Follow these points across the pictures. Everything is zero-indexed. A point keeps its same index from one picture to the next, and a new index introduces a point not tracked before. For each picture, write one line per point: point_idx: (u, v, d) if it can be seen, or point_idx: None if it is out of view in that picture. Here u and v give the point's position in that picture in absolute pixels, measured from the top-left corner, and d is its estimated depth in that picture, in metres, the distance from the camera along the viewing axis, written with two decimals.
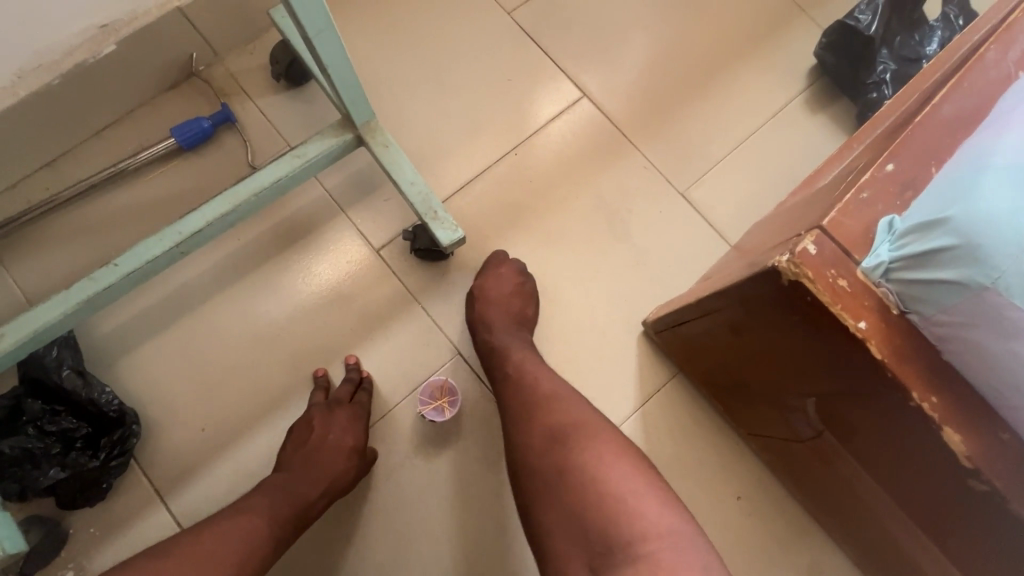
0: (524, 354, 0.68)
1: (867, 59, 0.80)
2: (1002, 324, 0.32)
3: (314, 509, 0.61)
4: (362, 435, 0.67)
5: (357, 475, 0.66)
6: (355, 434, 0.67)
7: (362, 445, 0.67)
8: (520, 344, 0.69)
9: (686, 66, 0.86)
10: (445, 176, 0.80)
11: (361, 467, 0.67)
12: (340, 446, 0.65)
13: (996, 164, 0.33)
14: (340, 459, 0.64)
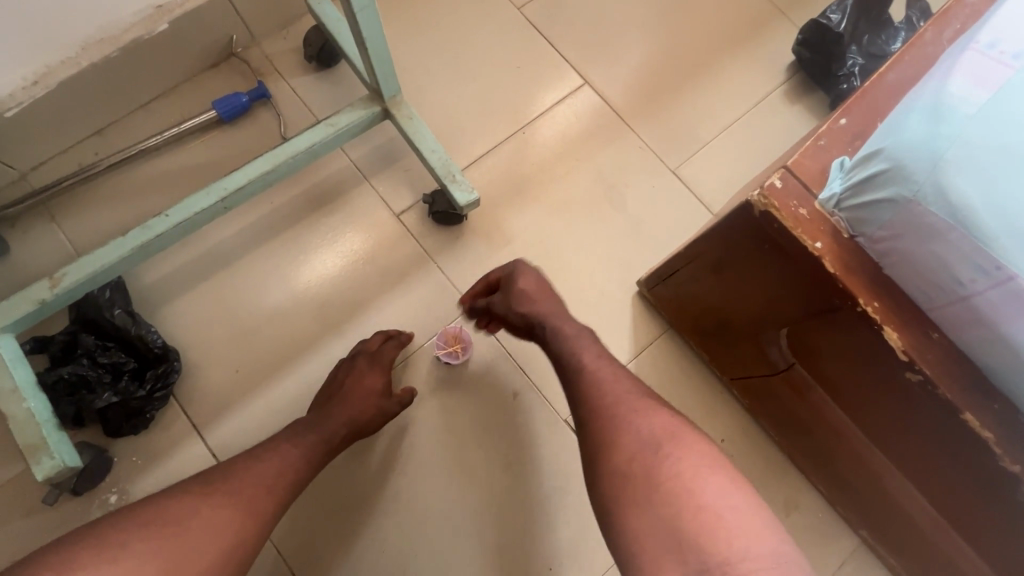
0: None
1: (839, 54, 0.90)
2: (924, 231, 0.40)
3: (338, 439, 0.66)
4: (386, 378, 0.73)
5: (387, 413, 0.72)
6: (382, 377, 0.72)
7: (387, 387, 0.72)
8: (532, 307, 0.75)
9: (678, 60, 0.96)
10: (459, 152, 0.88)
11: (388, 408, 0.72)
12: (367, 388, 0.71)
13: (919, 105, 0.41)
14: (365, 399, 0.70)
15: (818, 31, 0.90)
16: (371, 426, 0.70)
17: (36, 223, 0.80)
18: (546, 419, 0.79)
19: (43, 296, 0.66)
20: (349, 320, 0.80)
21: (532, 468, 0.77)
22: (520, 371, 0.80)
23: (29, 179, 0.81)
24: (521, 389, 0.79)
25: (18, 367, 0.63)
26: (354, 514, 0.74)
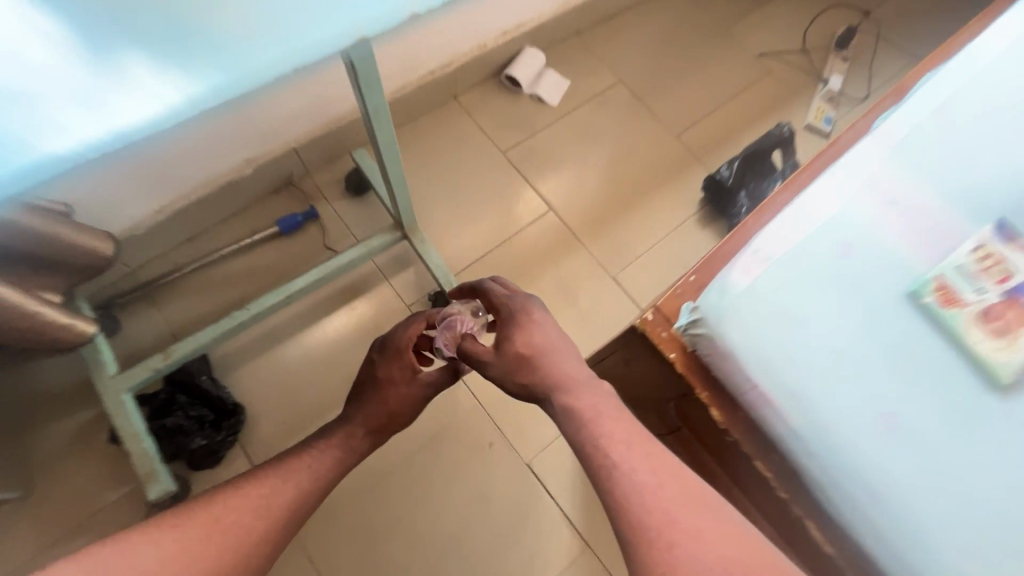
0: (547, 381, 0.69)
1: (729, 197, 1.25)
2: (720, 352, 0.72)
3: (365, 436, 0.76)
4: (404, 366, 0.78)
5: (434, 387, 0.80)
6: (400, 366, 0.78)
7: (407, 374, 0.78)
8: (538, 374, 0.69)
9: (620, 193, 1.30)
10: (455, 260, 1.19)
11: (415, 392, 0.78)
12: (386, 381, 0.78)
13: (718, 281, 0.74)
14: (405, 376, 0.78)
15: (714, 181, 1.26)
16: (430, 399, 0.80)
17: (140, 306, 1.08)
18: (513, 464, 1.06)
19: (157, 365, 0.93)
20: None
21: (501, 501, 1.03)
22: (494, 427, 1.08)
23: (136, 273, 1.09)
24: (495, 440, 1.07)
25: (138, 420, 0.90)
26: (366, 532, 1.00)
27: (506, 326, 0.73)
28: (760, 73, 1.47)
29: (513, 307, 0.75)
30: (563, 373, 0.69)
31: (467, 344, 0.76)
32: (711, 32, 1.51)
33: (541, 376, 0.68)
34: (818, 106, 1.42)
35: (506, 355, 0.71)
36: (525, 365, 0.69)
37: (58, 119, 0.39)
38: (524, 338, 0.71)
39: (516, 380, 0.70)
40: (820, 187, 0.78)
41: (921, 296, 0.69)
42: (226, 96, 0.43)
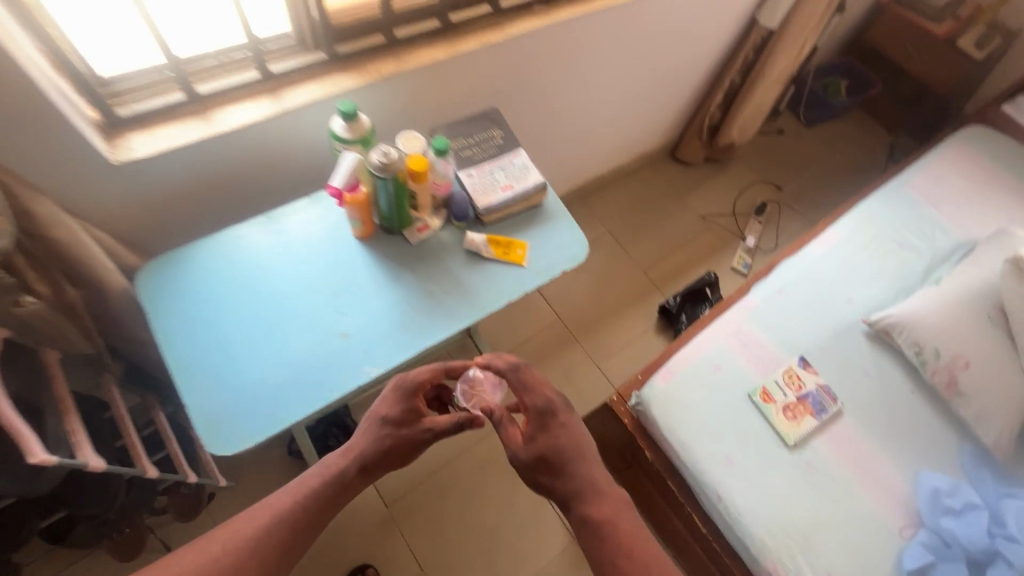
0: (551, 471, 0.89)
1: (673, 317, 1.92)
2: (649, 418, 1.36)
3: (349, 473, 0.85)
4: (395, 408, 0.90)
5: (434, 433, 0.91)
6: (391, 405, 0.91)
7: (394, 414, 0.90)
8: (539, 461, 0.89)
9: (606, 308, 1.97)
10: (495, 349, 1.83)
11: (400, 432, 0.89)
12: (376, 418, 0.90)
13: (651, 381, 1.39)
14: (410, 418, 0.90)
15: (664, 306, 1.94)
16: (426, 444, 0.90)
17: None
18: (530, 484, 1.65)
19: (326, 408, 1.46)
20: None
21: (522, 509, 1.62)
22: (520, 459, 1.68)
23: None
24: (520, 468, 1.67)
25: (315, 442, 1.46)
26: (436, 523, 1.57)
27: (535, 423, 0.91)
28: (702, 229, 2.19)
29: (541, 405, 0.92)
30: (576, 477, 0.88)
31: (503, 422, 0.94)
32: (671, 199, 2.24)
33: (562, 480, 0.88)
34: (740, 254, 2.12)
35: (535, 451, 0.90)
36: (545, 463, 0.89)
37: (413, 334, 0.95)
38: (551, 442, 0.90)
39: (534, 468, 0.89)
40: (705, 337, 1.45)
41: (752, 396, 1.36)
42: (472, 322, 0.98)
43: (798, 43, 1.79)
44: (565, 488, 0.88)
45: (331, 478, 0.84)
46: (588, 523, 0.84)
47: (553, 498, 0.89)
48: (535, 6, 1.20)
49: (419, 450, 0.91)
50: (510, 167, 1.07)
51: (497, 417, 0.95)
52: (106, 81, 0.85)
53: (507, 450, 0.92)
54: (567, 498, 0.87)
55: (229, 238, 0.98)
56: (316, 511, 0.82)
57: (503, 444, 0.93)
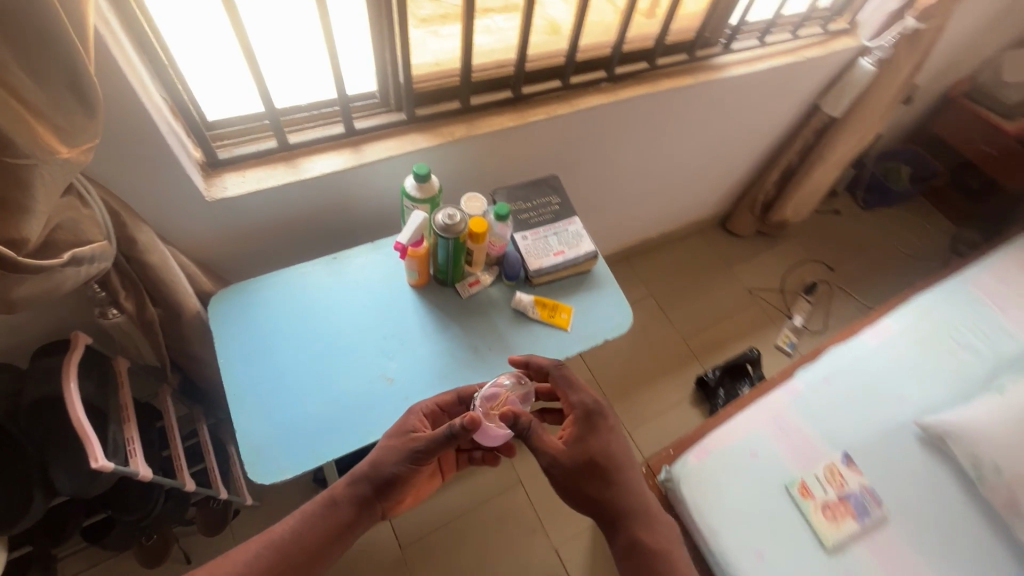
0: (597, 476, 0.91)
1: (712, 392, 1.87)
2: (678, 497, 1.33)
3: (347, 492, 0.88)
4: (401, 425, 0.90)
5: (424, 449, 0.85)
6: (399, 423, 0.90)
7: (398, 431, 0.89)
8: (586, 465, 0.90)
9: (641, 373, 1.95)
10: None
11: (395, 448, 0.87)
12: (385, 434, 0.91)
13: (684, 457, 1.36)
14: (398, 433, 0.90)
15: (703, 380, 1.89)
16: (415, 451, 0.85)
17: None
18: (545, 546, 1.60)
19: None
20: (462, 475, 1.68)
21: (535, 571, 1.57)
22: (538, 518, 1.64)
23: None
24: (537, 528, 1.63)
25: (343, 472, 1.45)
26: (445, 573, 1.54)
27: (581, 424, 0.93)
28: (747, 303, 2.16)
29: (587, 404, 0.93)
30: (624, 492, 0.91)
31: (534, 429, 0.90)
32: (717, 270, 2.23)
33: (611, 491, 0.91)
34: (785, 333, 2.07)
35: (582, 453, 0.91)
36: (589, 469, 0.90)
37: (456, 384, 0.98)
38: (598, 446, 0.91)
39: (579, 474, 0.90)
40: (743, 418, 1.41)
41: (790, 488, 1.30)
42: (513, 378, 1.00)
43: (862, 132, 1.80)
44: (612, 498, 0.91)
45: (323, 499, 0.89)
46: (638, 549, 0.90)
47: (597, 511, 0.92)
48: (603, 83, 1.26)
49: (407, 461, 0.86)
50: (564, 232, 1.11)
51: (523, 424, 0.90)
52: (212, 124, 0.94)
53: (546, 455, 0.91)
54: (614, 515, 0.91)
55: (293, 276, 1.04)
56: (306, 534, 0.85)
57: (539, 450, 0.91)
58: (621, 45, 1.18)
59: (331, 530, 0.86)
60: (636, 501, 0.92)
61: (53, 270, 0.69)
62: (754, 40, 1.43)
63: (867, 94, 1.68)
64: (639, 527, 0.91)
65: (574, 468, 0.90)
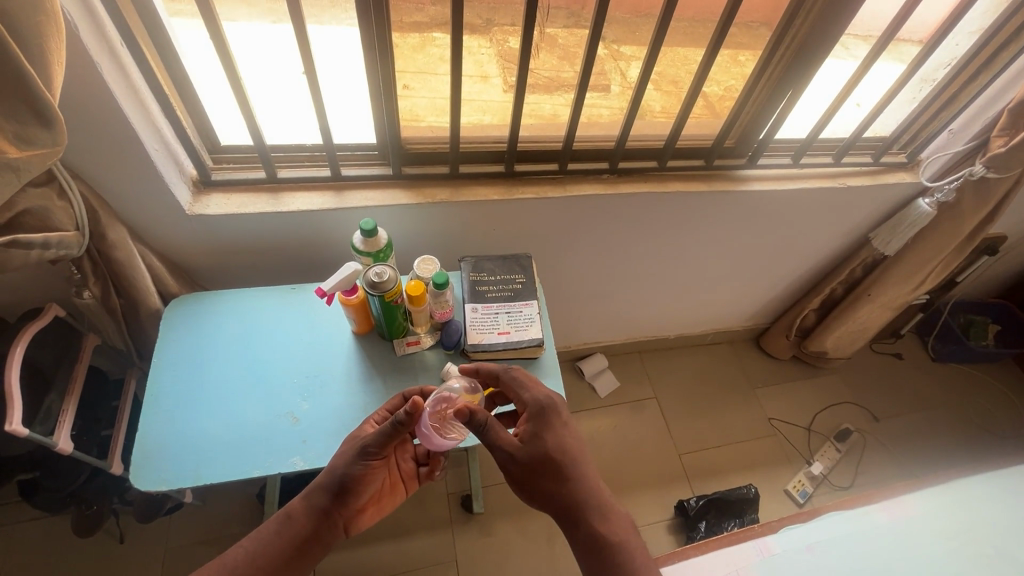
0: (555, 470, 0.84)
1: (690, 522, 1.66)
2: None
3: (307, 506, 0.84)
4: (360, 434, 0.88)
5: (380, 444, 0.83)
6: (359, 432, 0.89)
7: (356, 439, 0.87)
8: (540, 460, 0.84)
9: (621, 477, 1.77)
10: (489, 472, 1.69)
11: (354, 448, 0.84)
12: (343, 446, 0.88)
13: None
14: (352, 434, 0.89)
15: (682, 505, 1.69)
16: (365, 446, 0.83)
17: None
18: None
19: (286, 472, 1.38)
20: (396, 534, 1.56)
21: None
22: None
23: None
24: None
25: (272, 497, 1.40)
26: None
27: (535, 420, 0.87)
28: (765, 433, 1.93)
29: (539, 400, 0.88)
30: (581, 481, 0.85)
31: (489, 424, 0.82)
32: (741, 389, 2.02)
33: (567, 485, 0.84)
34: (799, 479, 1.82)
35: (534, 449, 0.84)
36: (546, 465, 0.84)
37: None
38: (553, 441, 0.85)
39: (536, 471, 0.84)
40: (694, 565, 1.22)
41: None
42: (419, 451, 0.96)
43: (918, 275, 1.60)
44: (568, 488, 0.84)
45: (279, 517, 0.85)
46: (601, 543, 0.83)
47: (556, 504, 0.84)
48: (605, 174, 1.26)
49: (357, 460, 0.84)
50: (517, 314, 1.08)
51: (478, 421, 0.82)
52: (219, 147, 1.04)
53: (501, 451, 0.84)
54: (573, 507, 0.84)
55: (250, 298, 1.10)
56: (260, 554, 0.81)
57: (494, 446, 0.84)
58: (623, 141, 1.17)
59: (289, 545, 0.82)
60: (591, 494, 0.85)
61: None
62: (786, 159, 1.36)
63: (923, 236, 1.51)
64: (600, 523, 0.84)
65: (529, 465, 0.83)
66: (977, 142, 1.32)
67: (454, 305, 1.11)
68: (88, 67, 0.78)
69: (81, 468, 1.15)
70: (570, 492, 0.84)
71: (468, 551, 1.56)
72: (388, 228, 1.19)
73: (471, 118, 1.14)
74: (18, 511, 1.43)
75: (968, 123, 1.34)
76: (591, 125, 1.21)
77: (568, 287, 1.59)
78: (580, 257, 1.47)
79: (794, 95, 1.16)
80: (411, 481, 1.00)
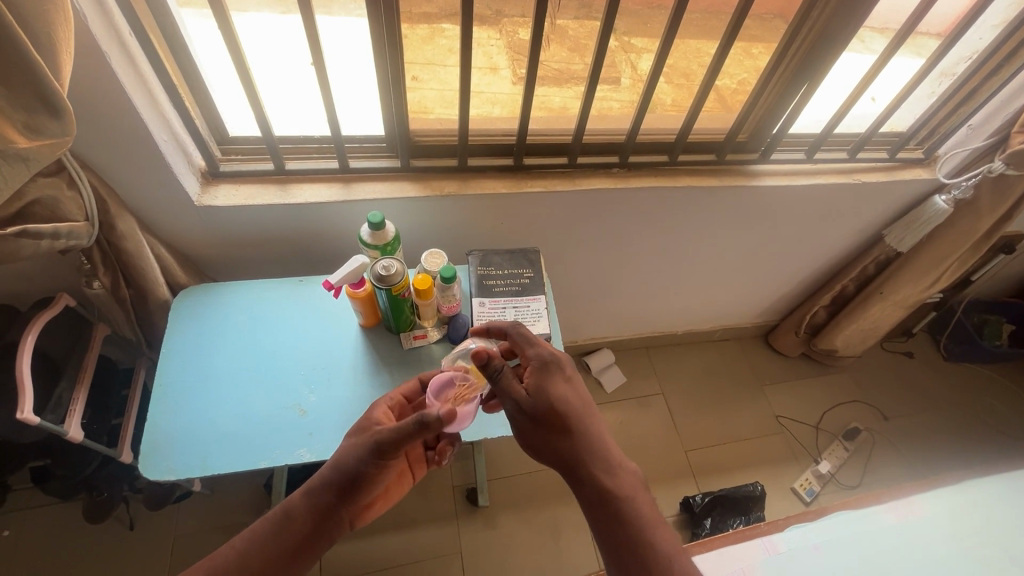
0: (561, 423, 0.83)
1: (696, 519, 1.66)
2: None
3: (311, 504, 0.83)
4: (370, 423, 0.86)
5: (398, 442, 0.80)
6: (368, 420, 0.87)
7: (365, 429, 0.85)
8: (546, 412, 0.83)
9: None
10: (495, 466, 1.69)
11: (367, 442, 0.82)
12: (350, 433, 0.86)
13: None
14: (365, 426, 0.86)
15: (686, 502, 1.69)
16: (379, 446, 0.80)
17: None
18: None
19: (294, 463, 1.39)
20: (402, 526, 1.57)
21: None
22: None
23: None
24: None
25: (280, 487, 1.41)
26: None
27: (539, 374, 0.85)
28: (772, 431, 1.92)
29: (543, 355, 0.86)
30: (586, 436, 0.84)
31: (504, 371, 0.84)
32: (749, 386, 2.00)
33: (572, 440, 0.83)
34: (806, 477, 1.80)
35: (540, 401, 0.83)
36: (552, 417, 0.83)
37: None
38: (559, 396, 0.84)
39: (542, 424, 0.83)
40: (698, 562, 1.22)
41: None
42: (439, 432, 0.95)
43: (932, 273, 1.58)
44: (574, 442, 0.83)
45: (278, 517, 0.83)
46: (607, 497, 0.82)
47: (562, 459, 0.83)
48: (615, 168, 1.25)
49: (370, 458, 0.81)
50: (524, 308, 1.07)
51: (495, 365, 0.84)
52: (228, 137, 1.04)
53: (510, 401, 0.83)
54: (578, 461, 0.83)
55: (258, 289, 1.10)
56: (257, 555, 0.79)
57: (503, 395, 0.84)
58: (633, 135, 1.16)
59: (290, 548, 0.81)
60: (597, 449, 0.84)
61: (10, 237, 0.81)
62: (800, 154, 1.33)
63: (938, 234, 1.49)
64: (607, 477, 0.83)
65: (535, 418, 0.83)
66: (997, 138, 1.29)
67: (461, 299, 1.11)
68: (97, 57, 0.78)
69: (90, 456, 1.16)
70: (578, 447, 0.83)
71: (473, 543, 1.56)
72: (396, 220, 1.18)
73: (480, 110, 1.13)
74: (32, 497, 1.45)
75: (987, 119, 1.30)
76: (601, 118, 1.19)
77: (576, 282, 1.58)
78: (588, 252, 1.46)
79: (808, 89, 1.14)
80: (418, 466, 0.99)
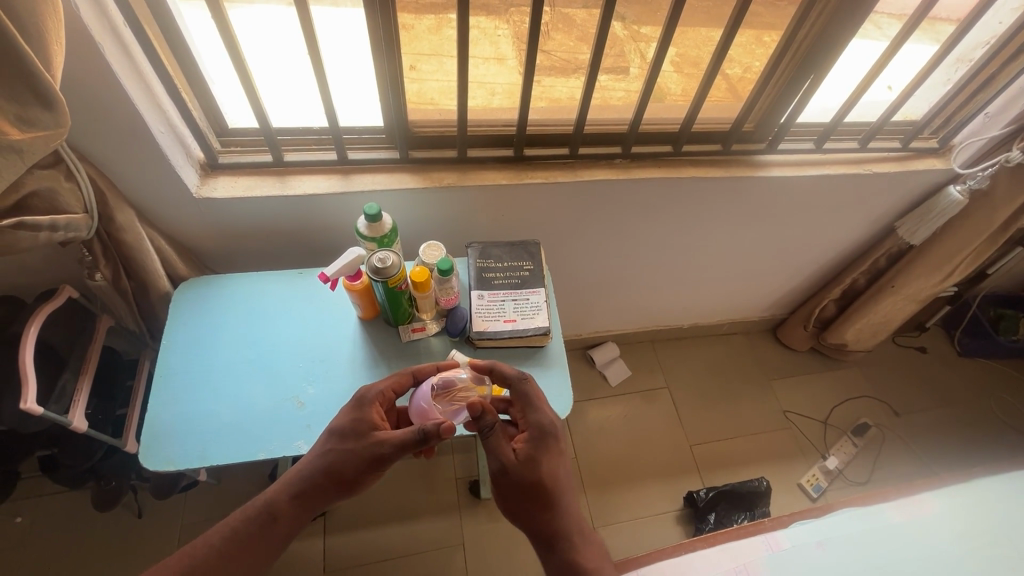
0: (542, 496, 0.84)
1: (699, 514, 1.65)
2: None
3: (296, 497, 0.83)
4: (362, 426, 0.84)
5: (393, 449, 0.82)
6: (358, 420, 0.85)
7: (357, 432, 0.84)
8: (530, 485, 0.83)
9: (630, 466, 1.76)
10: None
11: (366, 450, 0.82)
12: (335, 431, 0.84)
13: None
14: (361, 430, 0.84)
15: (690, 498, 1.68)
16: (382, 457, 0.82)
17: None
18: None
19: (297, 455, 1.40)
20: (404, 517, 1.57)
21: None
22: None
23: None
24: None
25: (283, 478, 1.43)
26: None
27: (533, 443, 0.85)
28: (778, 426, 1.89)
29: (542, 424, 0.86)
30: (563, 509, 0.86)
31: (495, 429, 0.83)
32: (756, 380, 1.98)
33: (550, 513, 0.85)
34: (813, 473, 1.78)
35: (527, 472, 0.83)
36: (534, 490, 0.84)
37: None
38: (548, 470, 0.85)
39: (522, 494, 0.84)
40: (700, 559, 1.20)
41: None
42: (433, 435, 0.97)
43: (947, 266, 1.53)
44: (550, 513, 0.85)
45: (262, 515, 0.82)
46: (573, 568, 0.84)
47: (535, 528, 0.86)
48: (618, 159, 1.22)
49: (367, 466, 0.82)
50: (524, 301, 1.06)
51: (488, 421, 0.83)
52: (227, 129, 1.04)
53: (497, 461, 0.83)
54: (552, 533, 0.85)
55: (258, 281, 1.10)
56: (243, 552, 0.80)
57: (492, 454, 0.83)
58: (637, 125, 1.13)
59: (275, 544, 0.82)
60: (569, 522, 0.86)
61: (7, 230, 0.81)
62: (809, 144, 1.30)
63: (954, 226, 1.45)
64: (576, 547, 0.86)
65: (519, 486, 0.83)
66: (1015, 127, 1.25)
67: (460, 292, 1.10)
68: (89, 48, 0.77)
69: (95, 446, 1.18)
70: (553, 518, 0.85)
71: (475, 535, 1.57)
72: (395, 212, 1.17)
73: (481, 100, 1.11)
74: (42, 485, 1.48)
75: (1005, 106, 1.24)
76: (603, 108, 1.17)
77: (579, 275, 1.56)
78: (591, 245, 1.44)
79: (818, 77, 1.11)
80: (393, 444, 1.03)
